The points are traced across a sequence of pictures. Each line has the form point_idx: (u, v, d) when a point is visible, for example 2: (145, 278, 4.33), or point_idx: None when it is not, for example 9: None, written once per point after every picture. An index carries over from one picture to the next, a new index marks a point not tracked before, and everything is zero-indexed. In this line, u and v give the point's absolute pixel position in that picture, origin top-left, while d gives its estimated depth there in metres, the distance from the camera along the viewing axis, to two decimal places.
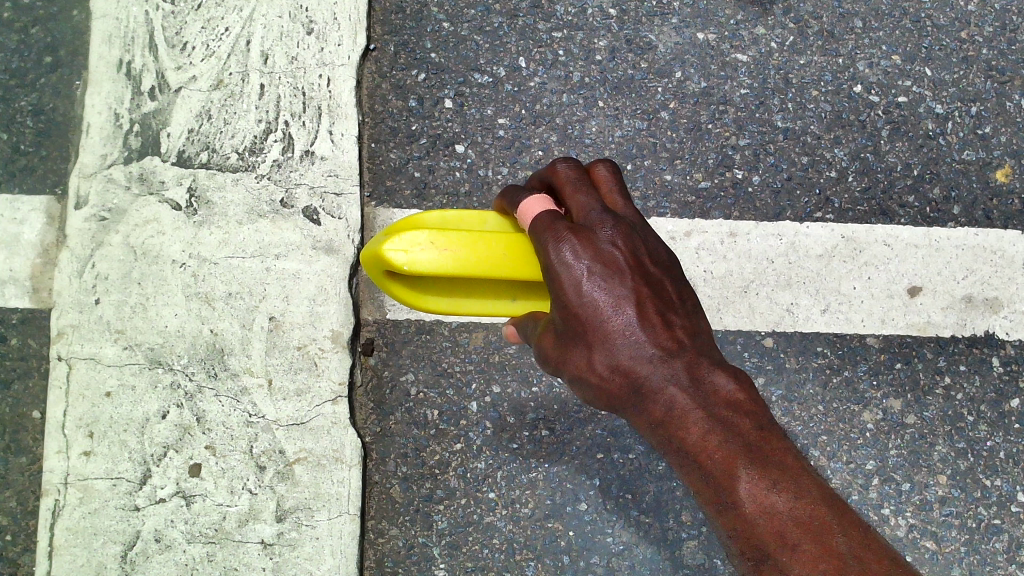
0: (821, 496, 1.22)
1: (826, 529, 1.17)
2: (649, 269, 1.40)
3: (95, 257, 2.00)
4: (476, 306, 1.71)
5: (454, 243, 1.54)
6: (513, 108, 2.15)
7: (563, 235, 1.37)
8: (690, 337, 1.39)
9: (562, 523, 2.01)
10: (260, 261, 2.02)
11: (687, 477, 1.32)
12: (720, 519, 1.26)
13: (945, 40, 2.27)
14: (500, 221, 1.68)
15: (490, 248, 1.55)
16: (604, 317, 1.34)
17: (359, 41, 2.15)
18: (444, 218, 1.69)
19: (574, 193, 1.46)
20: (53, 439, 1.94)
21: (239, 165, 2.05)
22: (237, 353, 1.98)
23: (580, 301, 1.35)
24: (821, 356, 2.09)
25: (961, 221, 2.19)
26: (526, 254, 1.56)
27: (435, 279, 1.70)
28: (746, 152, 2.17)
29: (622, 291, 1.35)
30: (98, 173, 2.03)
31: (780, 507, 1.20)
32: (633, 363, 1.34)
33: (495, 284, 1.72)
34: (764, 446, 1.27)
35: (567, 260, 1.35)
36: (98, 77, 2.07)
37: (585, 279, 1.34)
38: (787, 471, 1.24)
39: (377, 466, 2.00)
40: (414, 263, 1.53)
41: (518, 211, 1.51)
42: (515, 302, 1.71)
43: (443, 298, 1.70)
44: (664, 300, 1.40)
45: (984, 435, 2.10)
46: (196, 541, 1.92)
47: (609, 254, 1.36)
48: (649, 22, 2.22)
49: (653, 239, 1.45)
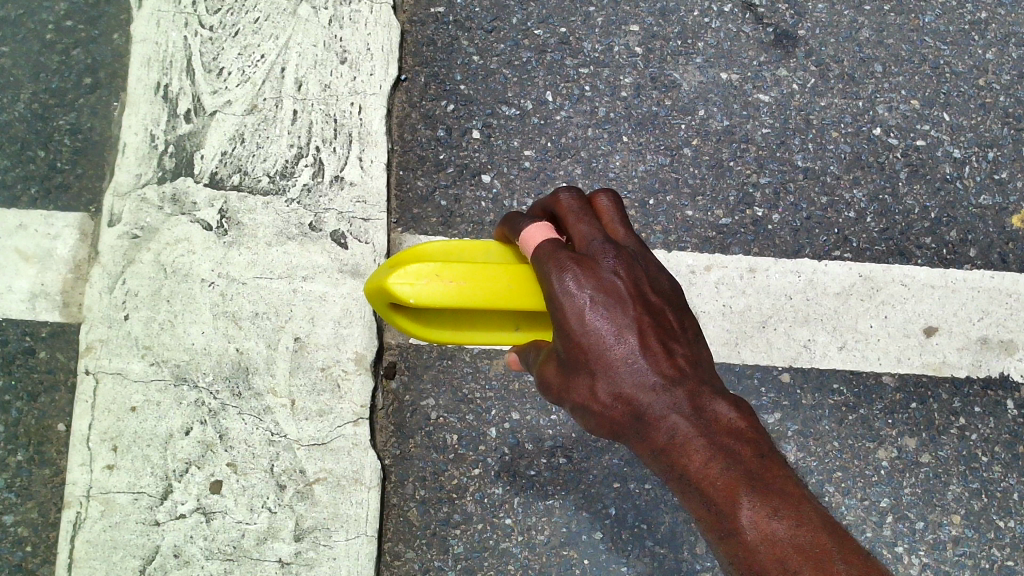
0: (822, 524, 1.24)
1: (827, 557, 1.19)
2: (650, 298, 1.41)
3: (125, 273, 2.03)
4: (481, 336, 1.68)
5: (459, 273, 1.53)
6: (539, 141, 2.20)
7: (566, 265, 1.38)
8: (691, 365, 1.40)
9: (577, 551, 2.03)
10: (286, 283, 2.06)
11: (688, 504, 1.33)
12: (722, 545, 1.28)
13: (963, 87, 2.32)
14: (501, 251, 1.69)
15: (493, 277, 1.53)
16: (606, 346, 1.35)
17: (391, 72, 2.21)
18: (446, 248, 1.70)
19: (577, 222, 1.46)
20: (77, 452, 1.96)
21: (270, 189, 2.09)
22: (261, 372, 2.01)
23: (583, 330, 1.36)
24: (837, 393, 2.11)
25: (977, 264, 2.22)
26: (530, 282, 1.54)
27: (439, 311, 1.68)
28: (766, 189, 2.21)
29: (624, 320, 1.36)
30: (132, 192, 2.07)
31: (782, 534, 1.22)
32: (635, 391, 1.35)
33: (498, 314, 1.69)
34: (764, 473, 1.29)
35: (570, 290, 1.37)
36: (136, 98, 2.12)
37: (588, 308, 1.36)
38: (787, 498, 1.26)
39: (395, 488, 2.02)
40: (420, 295, 1.51)
41: (519, 239, 1.51)
42: (520, 332, 1.68)
43: (448, 329, 1.68)
44: (666, 328, 1.41)
45: (999, 476, 2.12)
46: (214, 558, 1.94)
47: (612, 283, 1.38)
48: (674, 61, 2.27)
49: (654, 268, 1.46)
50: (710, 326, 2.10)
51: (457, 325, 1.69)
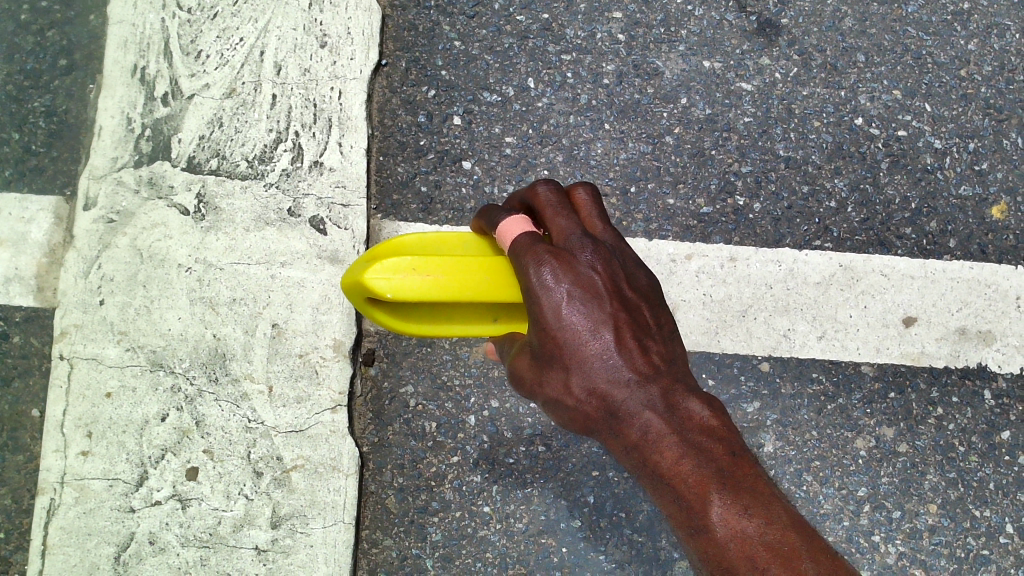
0: (791, 522, 1.25)
1: (795, 555, 1.20)
2: (627, 294, 1.40)
3: (101, 258, 2.01)
4: (459, 329, 1.66)
5: (436, 266, 1.51)
6: (520, 127, 2.18)
7: (543, 258, 1.36)
8: (665, 363, 1.40)
9: (556, 539, 2.02)
10: (265, 269, 2.04)
11: (660, 500, 1.33)
12: (691, 542, 1.28)
13: (945, 77, 2.32)
14: (477, 242, 1.67)
15: (470, 270, 1.52)
16: (581, 341, 1.35)
17: (372, 56, 2.19)
18: (422, 241, 1.67)
19: (554, 216, 1.45)
20: (51, 438, 1.94)
21: (248, 173, 2.07)
22: (238, 358, 1.99)
23: (559, 325, 1.35)
24: (816, 382, 2.11)
25: (957, 254, 2.22)
26: (506, 274, 1.54)
27: (416, 305, 1.66)
28: (748, 178, 2.20)
29: (600, 315, 1.35)
30: (107, 176, 2.05)
31: (751, 532, 1.23)
32: (609, 386, 1.35)
33: (475, 307, 1.67)
34: (736, 471, 1.29)
35: (547, 284, 1.35)
36: (112, 81, 2.10)
37: (564, 303, 1.35)
38: (758, 497, 1.27)
39: (373, 476, 2.01)
40: (397, 289, 1.49)
41: (495, 231, 1.49)
42: (497, 323, 1.66)
43: (426, 323, 1.66)
44: (642, 325, 1.40)
45: (975, 466, 2.12)
46: (190, 545, 1.92)
47: (588, 278, 1.37)
48: (657, 49, 2.26)
49: (632, 264, 1.45)
50: (690, 315, 2.10)
51: (434, 319, 1.67)
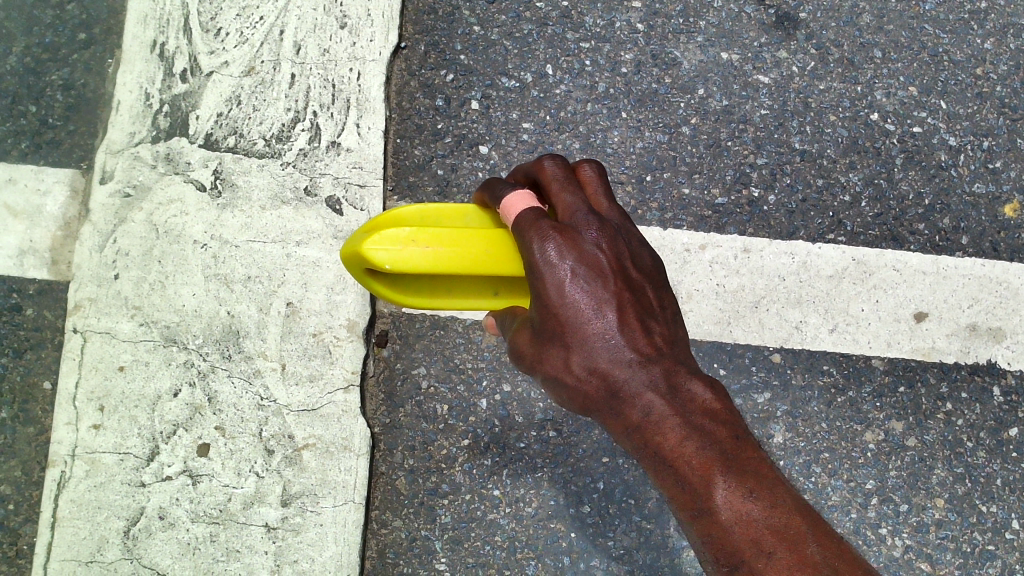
0: (795, 506, 1.26)
1: (800, 538, 1.21)
2: (631, 273, 1.39)
3: (116, 232, 2.01)
4: (458, 302, 1.62)
5: (435, 238, 1.48)
6: (538, 114, 2.19)
7: (548, 234, 1.34)
8: (668, 344, 1.39)
9: (565, 524, 2.03)
10: (280, 247, 2.04)
11: (661, 482, 1.33)
12: (693, 524, 1.28)
13: (961, 75, 2.33)
14: (479, 216, 1.62)
15: (470, 243, 1.49)
16: (584, 319, 1.34)
17: (391, 39, 2.19)
18: (425, 213, 1.63)
19: (560, 191, 1.42)
20: (63, 410, 1.94)
21: (266, 152, 2.07)
22: (252, 336, 1.99)
23: (561, 302, 1.33)
24: (827, 374, 2.12)
25: (969, 251, 2.24)
26: (508, 247, 1.50)
27: (417, 278, 1.62)
28: (763, 170, 2.21)
29: (604, 294, 1.34)
30: (125, 150, 2.04)
31: (757, 515, 1.23)
32: (610, 366, 1.34)
33: (476, 281, 1.63)
34: (739, 454, 1.29)
35: (552, 260, 1.33)
36: (131, 56, 2.09)
37: (568, 280, 1.33)
38: (762, 480, 1.27)
39: (384, 457, 2.01)
40: (396, 261, 1.46)
41: (499, 206, 1.45)
42: (498, 296, 1.61)
43: (426, 296, 1.62)
44: (645, 306, 1.39)
45: (983, 462, 2.14)
46: (199, 521, 1.92)
47: (594, 256, 1.35)
48: (675, 39, 2.27)
49: (637, 243, 1.44)
50: (703, 304, 2.10)
51: (436, 292, 1.63)
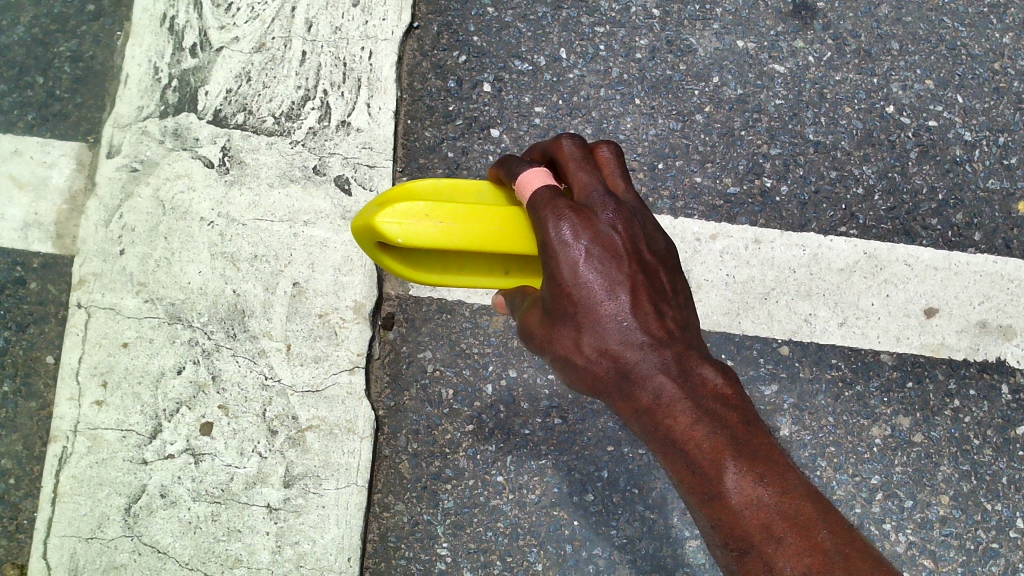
0: (806, 492, 1.23)
1: (811, 524, 1.19)
2: (645, 256, 1.38)
3: (123, 207, 1.99)
4: (468, 279, 1.60)
5: (449, 213, 1.46)
6: (550, 98, 2.16)
7: (564, 213, 1.33)
8: (680, 329, 1.39)
9: (568, 512, 2.02)
10: (288, 226, 2.02)
11: (669, 465, 1.31)
12: (702, 508, 1.26)
13: (979, 69, 2.30)
14: (493, 192, 1.61)
15: (483, 219, 1.47)
16: (596, 300, 1.32)
17: (404, 18, 2.16)
18: (437, 187, 1.61)
19: (577, 170, 1.41)
20: (65, 386, 1.92)
21: (275, 129, 2.05)
22: (257, 315, 1.98)
23: (575, 282, 1.32)
24: (834, 368, 2.11)
25: (981, 247, 2.22)
26: (522, 226, 1.48)
27: (427, 253, 1.59)
28: (776, 161, 2.19)
29: (618, 275, 1.33)
30: (132, 125, 2.02)
31: (767, 500, 1.21)
32: (622, 347, 1.33)
33: (486, 258, 1.61)
34: (750, 438, 1.27)
35: (566, 240, 1.32)
36: (141, 29, 2.07)
37: (582, 260, 1.32)
38: (773, 466, 1.25)
39: (388, 440, 2.00)
40: (409, 235, 1.43)
41: (514, 183, 1.44)
42: (509, 275, 1.60)
43: (436, 272, 1.59)
44: (659, 289, 1.38)
45: (989, 459, 2.12)
46: (201, 500, 1.91)
47: (609, 237, 1.34)
48: (691, 26, 2.25)
49: (652, 226, 1.42)
50: (713, 295, 2.09)
51: (445, 267, 1.60)
